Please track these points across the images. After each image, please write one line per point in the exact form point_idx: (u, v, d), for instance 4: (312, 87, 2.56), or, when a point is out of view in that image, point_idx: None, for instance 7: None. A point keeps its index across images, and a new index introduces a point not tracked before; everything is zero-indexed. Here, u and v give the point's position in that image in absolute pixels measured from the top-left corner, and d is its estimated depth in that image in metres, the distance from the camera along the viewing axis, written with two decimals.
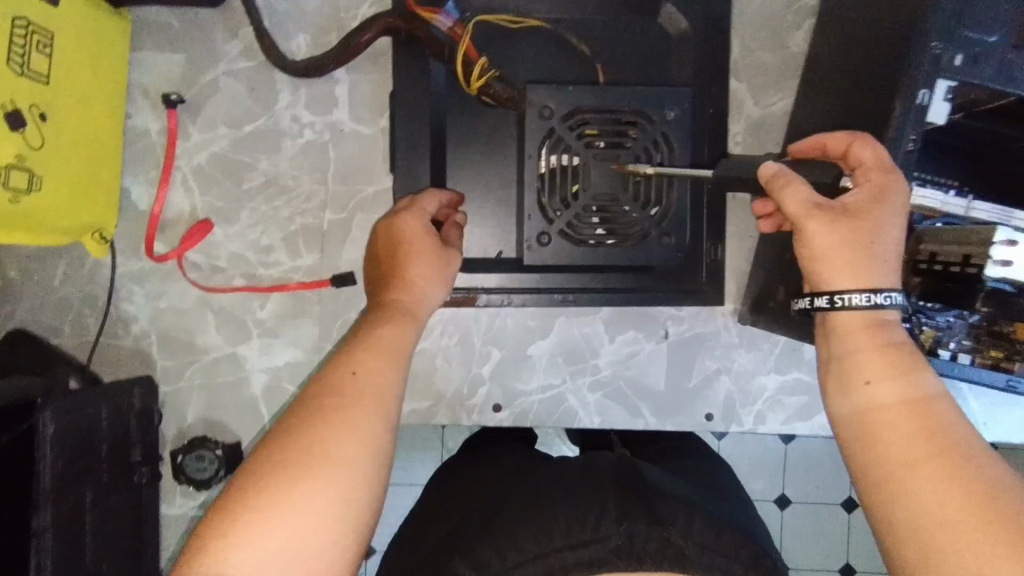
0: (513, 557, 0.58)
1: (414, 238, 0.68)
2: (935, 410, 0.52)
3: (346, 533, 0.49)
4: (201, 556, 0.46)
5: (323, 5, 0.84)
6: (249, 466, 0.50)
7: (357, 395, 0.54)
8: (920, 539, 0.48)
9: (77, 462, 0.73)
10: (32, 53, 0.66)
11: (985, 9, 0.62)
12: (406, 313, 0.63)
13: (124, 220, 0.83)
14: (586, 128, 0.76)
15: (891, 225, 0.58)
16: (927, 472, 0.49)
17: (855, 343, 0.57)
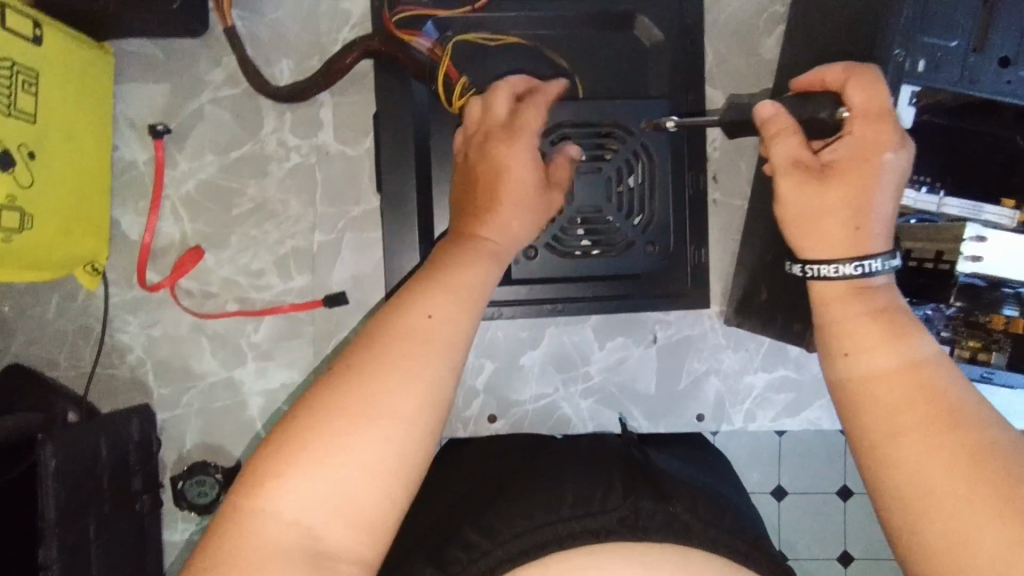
0: (521, 525, 0.62)
1: (518, 170, 0.65)
2: (941, 372, 0.49)
3: (393, 489, 0.51)
4: (259, 489, 0.49)
5: (304, 31, 0.85)
6: (310, 405, 0.51)
7: (423, 344, 0.54)
8: (908, 504, 0.46)
9: (80, 492, 0.73)
10: (19, 93, 0.67)
11: (942, 17, 0.65)
12: (488, 254, 0.62)
13: (116, 250, 0.84)
14: (567, 142, 0.77)
15: (880, 182, 0.55)
16: (924, 437, 0.47)
17: (849, 306, 0.54)
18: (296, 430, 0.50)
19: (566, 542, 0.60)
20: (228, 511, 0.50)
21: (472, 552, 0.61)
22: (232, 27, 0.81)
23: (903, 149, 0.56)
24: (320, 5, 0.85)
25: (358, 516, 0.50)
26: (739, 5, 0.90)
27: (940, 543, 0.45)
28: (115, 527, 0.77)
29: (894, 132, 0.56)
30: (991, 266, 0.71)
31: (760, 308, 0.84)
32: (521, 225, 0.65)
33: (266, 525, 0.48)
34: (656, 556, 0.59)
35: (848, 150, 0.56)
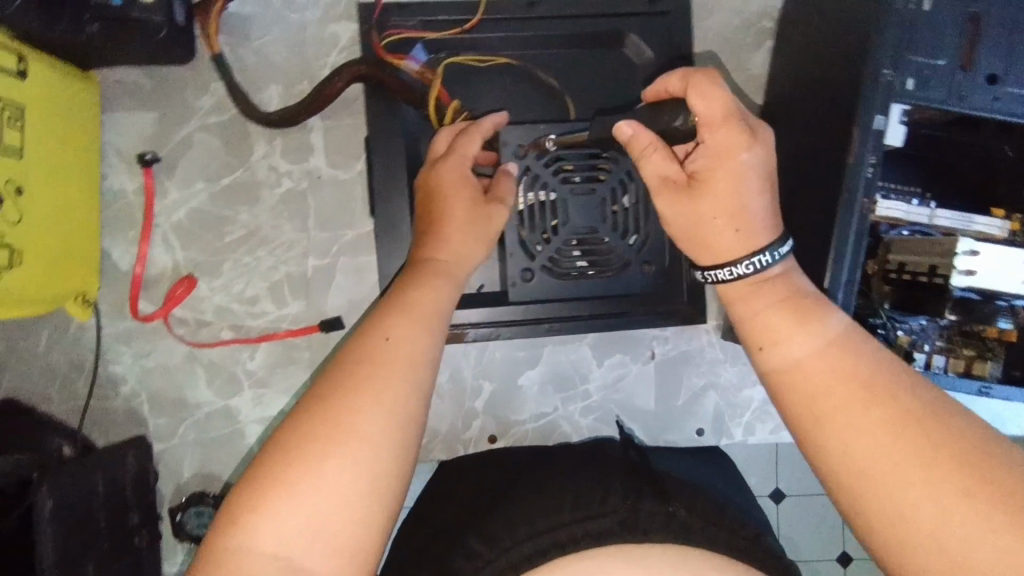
0: (525, 530, 0.64)
1: (455, 190, 0.70)
2: (859, 344, 0.52)
3: (367, 509, 0.52)
4: (237, 523, 0.50)
5: (292, 55, 0.84)
6: (279, 439, 0.53)
7: (384, 365, 0.57)
8: (855, 478, 0.47)
9: (79, 532, 0.71)
10: (5, 129, 0.65)
11: (929, 35, 0.66)
12: (438, 274, 0.66)
13: (107, 281, 0.83)
14: (562, 164, 0.78)
15: (746, 187, 0.58)
16: (858, 408, 0.49)
17: (767, 298, 0.58)
18: (271, 458, 0.52)
19: (569, 547, 0.61)
20: (214, 541, 0.51)
21: (475, 562, 0.63)
22: (219, 53, 0.80)
23: (768, 150, 0.59)
24: (308, 29, 0.84)
25: (336, 540, 0.51)
26: (729, 18, 0.89)
27: (893, 514, 0.45)
28: (113, 565, 0.76)
29: (758, 139, 0.59)
30: (983, 280, 0.71)
31: None
32: (467, 244, 0.69)
33: (246, 557, 0.49)
34: (655, 556, 0.60)
35: (714, 160, 0.59)
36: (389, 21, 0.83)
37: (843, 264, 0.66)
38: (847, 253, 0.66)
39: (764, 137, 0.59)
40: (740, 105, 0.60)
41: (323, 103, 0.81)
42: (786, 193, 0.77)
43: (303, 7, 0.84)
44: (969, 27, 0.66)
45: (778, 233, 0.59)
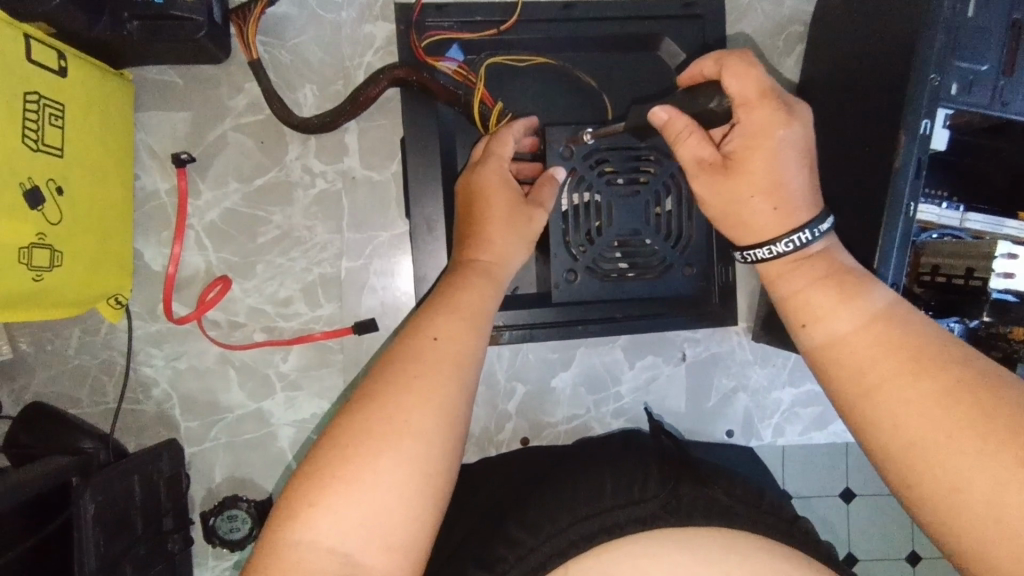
0: (567, 519, 0.61)
1: (498, 189, 0.68)
2: (906, 317, 0.51)
3: (424, 508, 0.48)
4: (292, 521, 0.46)
5: (327, 56, 0.84)
6: (332, 433, 0.49)
7: (437, 362, 0.52)
8: (917, 455, 0.45)
9: (115, 540, 0.71)
10: (46, 127, 0.64)
11: (974, 41, 0.67)
12: (484, 273, 0.63)
13: (139, 282, 0.82)
14: (605, 166, 0.78)
15: (784, 164, 0.57)
16: (903, 380, 0.47)
17: (805, 276, 0.57)
18: (323, 456, 0.48)
19: (614, 531, 0.59)
20: (265, 543, 0.47)
21: (518, 549, 0.60)
22: (256, 58, 0.79)
23: (805, 126, 0.58)
24: (343, 30, 0.84)
25: (393, 539, 0.46)
26: (761, 22, 0.89)
27: (943, 485, 0.44)
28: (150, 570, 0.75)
29: (796, 116, 0.57)
30: (1020, 281, 0.73)
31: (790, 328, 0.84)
32: (508, 237, 0.67)
33: (302, 559, 0.45)
34: (701, 539, 0.58)
35: (749, 143, 0.57)
36: (426, 22, 0.82)
37: (889, 265, 0.68)
38: (893, 254, 0.68)
39: (801, 114, 0.58)
40: (775, 81, 0.58)
41: (362, 106, 0.81)
42: (824, 196, 0.78)
43: (339, 7, 0.84)
44: (1011, 33, 0.68)
45: (817, 211, 0.58)
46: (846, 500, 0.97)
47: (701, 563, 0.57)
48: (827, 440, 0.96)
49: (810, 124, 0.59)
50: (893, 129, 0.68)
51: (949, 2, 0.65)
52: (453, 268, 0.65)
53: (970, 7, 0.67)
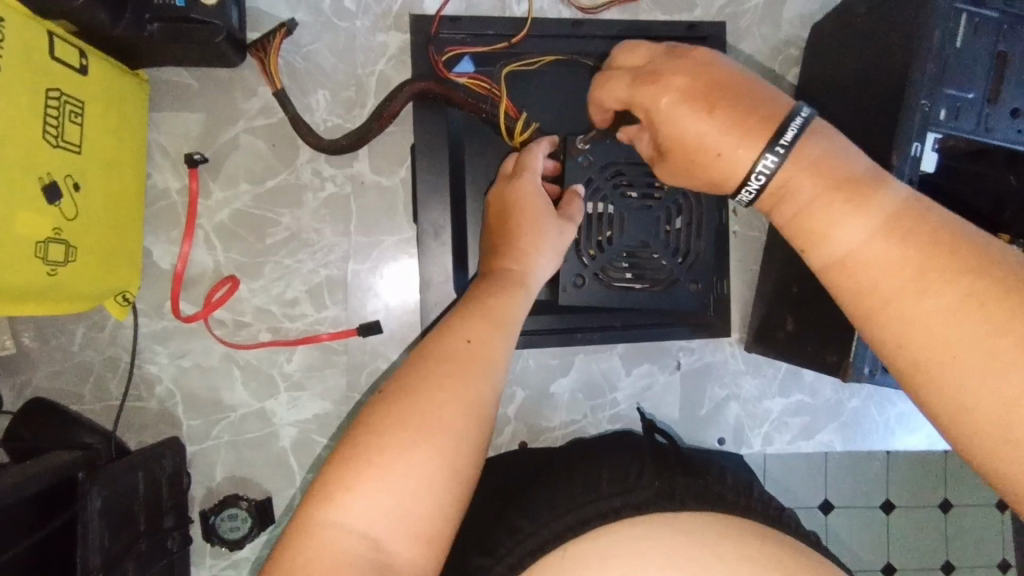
0: (565, 505, 0.61)
1: (532, 206, 0.72)
2: (924, 217, 0.45)
3: (447, 502, 0.47)
4: (325, 504, 0.45)
5: (341, 63, 0.86)
6: (367, 418, 0.48)
7: (468, 361, 0.52)
8: (931, 376, 0.42)
9: (119, 534, 0.71)
10: (66, 124, 0.65)
11: (962, 71, 0.71)
12: (513, 283, 0.65)
13: (147, 280, 0.83)
14: (621, 178, 0.81)
15: (693, 118, 0.51)
16: (912, 297, 0.43)
17: (801, 194, 0.49)
18: (358, 442, 0.46)
19: (611, 516, 0.57)
20: (294, 526, 0.46)
21: (517, 536, 0.60)
22: (280, 89, 0.81)
23: (690, 71, 0.52)
24: (357, 38, 0.86)
25: (422, 529, 0.46)
26: (761, 45, 0.93)
27: (951, 403, 0.41)
28: (150, 567, 0.75)
29: (672, 74, 0.52)
30: None
31: (785, 338, 0.86)
32: (539, 255, 0.70)
33: (331, 541, 0.44)
34: (696, 522, 0.56)
35: (654, 121, 0.54)
36: (441, 36, 0.85)
37: None
38: None
39: (678, 69, 0.52)
40: (652, 56, 0.56)
41: (388, 121, 0.83)
42: None
43: (353, 16, 0.86)
44: (996, 64, 0.72)
45: (776, 124, 0.49)
46: (826, 513, 1.00)
47: (694, 541, 0.54)
48: (815, 449, 0.99)
49: (699, 61, 0.52)
50: (886, 149, 0.72)
51: (940, 32, 0.69)
52: (486, 275, 0.67)
53: (959, 38, 0.71)
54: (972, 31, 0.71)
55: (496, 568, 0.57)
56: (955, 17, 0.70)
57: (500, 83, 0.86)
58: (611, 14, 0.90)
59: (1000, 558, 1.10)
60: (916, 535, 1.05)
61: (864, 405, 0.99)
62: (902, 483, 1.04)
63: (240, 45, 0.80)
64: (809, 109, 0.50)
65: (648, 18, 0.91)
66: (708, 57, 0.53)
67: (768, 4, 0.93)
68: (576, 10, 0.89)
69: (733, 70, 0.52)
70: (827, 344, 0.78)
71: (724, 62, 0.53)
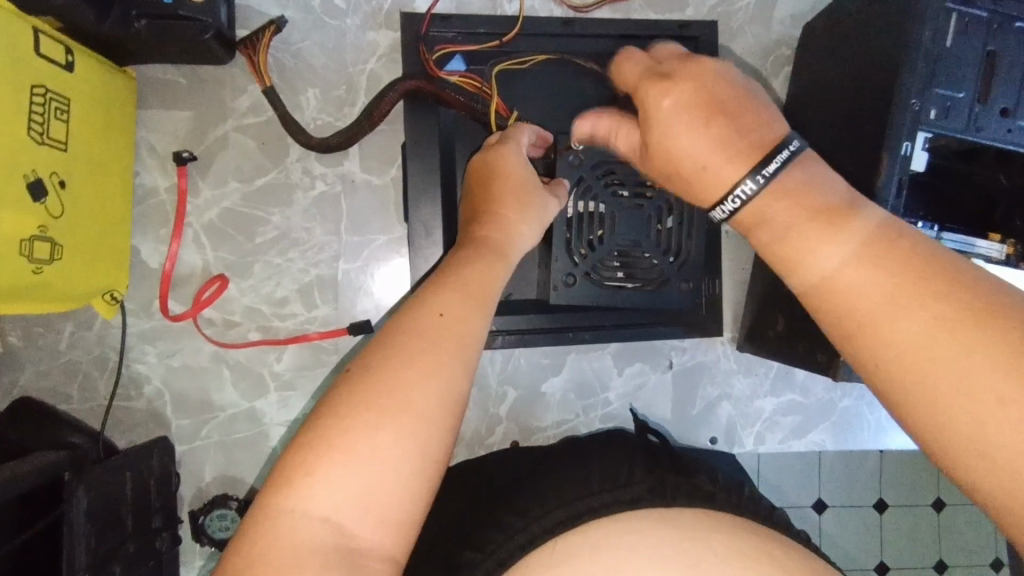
0: (553, 501, 0.61)
1: (515, 176, 0.71)
2: (897, 243, 0.44)
3: (419, 486, 0.46)
4: (287, 489, 0.44)
5: (331, 61, 0.85)
6: (332, 401, 0.47)
7: (440, 340, 0.50)
8: (911, 397, 0.41)
9: (106, 534, 0.70)
10: (51, 121, 0.64)
11: (952, 70, 0.71)
12: (494, 250, 0.63)
13: (135, 279, 0.82)
14: (612, 177, 0.81)
15: (685, 133, 0.50)
16: (885, 321, 0.42)
17: (777, 221, 0.48)
18: (322, 424, 0.46)
19: (601, 511, 0.57)
20: (257, 509, 0.45)
21: (508, 531, 0.59)
22: (269, 86, 0.80)
23: (699, 80, 0.50)
24: (348, 36, 0.85)
25: (389, 514, 0.45)
26: (752, 44, 0.93)
27: (930, 423, 0.40)
28: (139, 568, 0.74)
29: (682, 78, 0.51)
30: None
31: (777, 337, 0.86)
32: (521, 225, 0.67)
33: (294, 527, 0.43)
34: (686, 518, 0.55)
35: (649, 121, 0.52)
36: (432, 34, 0.85)
37: None
38: None
39: (691, 72, 0.51)
40: (673, 58, 0.54)
41: (377, 119, 0.82)
42: None
43: (343, 14, 0.85)
44: (985, 63, 0.72)
45: (767, 149, 0.48)
46: (818, 512, 1.00)
47: (684, 536, 0.53)
48: (807, 448, 0.99)
49: (709, 72, 0.50)
50: (876, 148, 0.72)
51: (929, 32, 0.69)
52: (466, 242, 0.64)
53: (948, 37, 0.71)
54: (962, 30, 0.71)
55: (485, 562, 0.57)
56: (946, 16, 0.70)
57: (491, 83, 0.85)
58: (603, 12, 0.90)
59: (994, 557, 1.10)
60: (909, 533, 1.05)
61: (856, 404, 0.99)
62: (894, 482, 1.04)
63: (229, 43, 0.79)
64: (801, 138, 0.49)
65: (639, 17, 0.91)
66: (716, 70, 0.51)
67: (759, 3, 0.93)
68: (568, 9, 0.89)
69: (735, 85, 0.50)
70: (818, 343, 0.77)
71: (728, 76, 0.51)
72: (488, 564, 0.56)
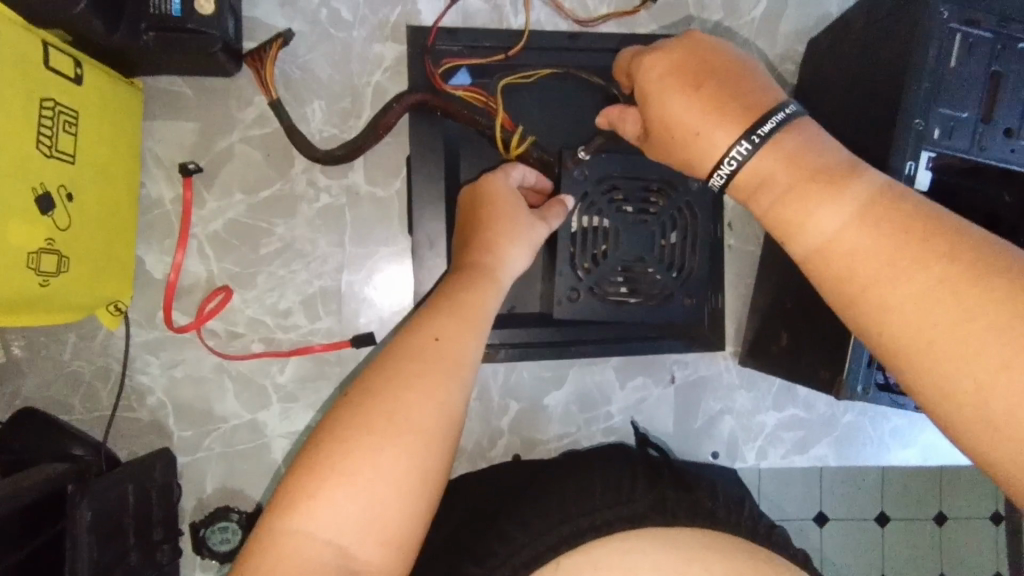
0: (556, 519, 0.60)
1: (505, 199, 0.71)
2: (897, 204, 0.46)
3: (420, 506, 0.46)
4: (289, 512, 0.44)
5: (337, 73, 0.86)
6: (331, 426, 0.47)
7: (436, 360, 0.51)
8: (915, 360, 0.42)
9: (109, 547, 0.70)
10: (60, 133, 0.65)
11: (956, 90, 0.71)
12: (486, 275, 0.63)
13: (139, 289, 0.82)
14: (615, 193, 0.81)
15: (678, 99, 0.52)
16: (887, 283, 0.43)
17: (776, 186, 0.49)
18: (323, 448, 0.46)
19: (604, 529, 0.57)
20: (259, 534, 0.45)
21: (509, 547, 0.58)
22: (275, 99, 0.81)
23: (694, 48, 0.53)
24: (354, 49, 0.86)
25: (389, 534, 0.45)
26: (757, 59, 0.94)
27: (933, 388, 0.41)
28: None
29: (669, 51, 0.54)
30: None
31: (780, 353, 0.86)
32: (514, 249, 0.68)
33: (297, 550, 0.43)
34: (685, 533, 0.56)
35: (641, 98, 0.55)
36: (438, 48, 0.85)
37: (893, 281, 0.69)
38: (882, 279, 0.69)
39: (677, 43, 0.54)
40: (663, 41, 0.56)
41: (382, 132, 0.82)
42: None
43: (350, 27, 0.86)
44: (989, 84, 0.72)
45: (762, 111, 0.50)
46: (819, 524, 1.00)
47: (684, 555, 0.54)
48: (809, 463, 0.98)
49: (698, 43, 0.53)
50: (880, 167, 0.72)
51: (934, 52, 0.69)
52: (456, 269, 0.64)
53: (953, 57, 0.71)
54: (966, 50, 0.71)
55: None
56: (951, 37, 0.70)
57: (497, 96, 0.85)
58: (608, 27, 0.91)
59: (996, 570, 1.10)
60: (908, 546, 1.05)
61: (858, 420, 0.99)
62: (895, 495, 1.03)
63: (236, 55, 0.80)
64: (796, 104, 0.51)
65: (644, 32, 0.91)
66: (715, 41, 0.54)
67: (764, 19, 0.94)
68: (573, 23, 0.89)
69: (721, 48, 0.53)
70: (822, 360, 0.77)
71: (718, 45, 0.53)
72: None
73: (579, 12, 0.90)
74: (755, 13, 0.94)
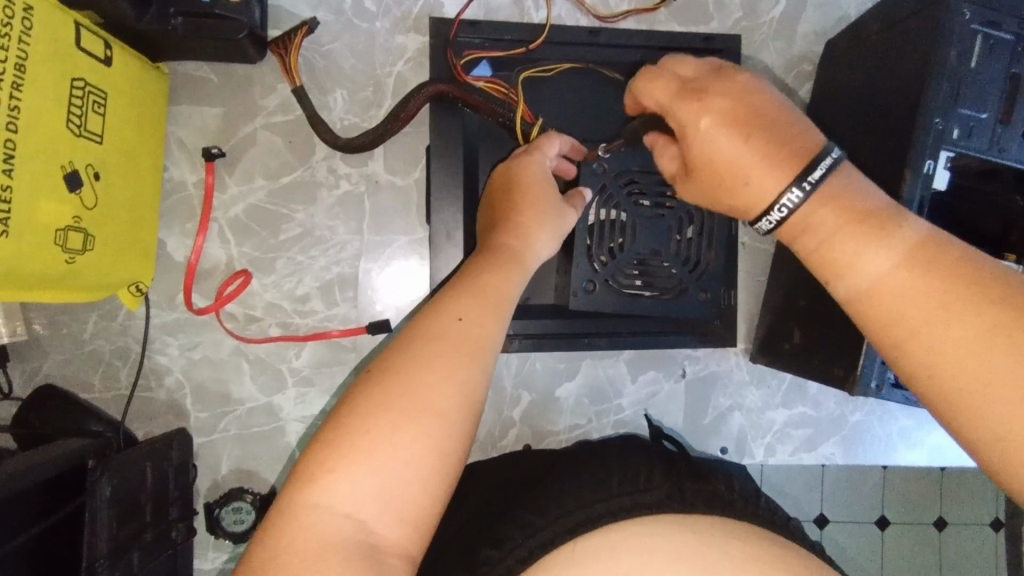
0: (571, 503, 0.61)
1: (540, 181, 0.72)
2: (942, 251, 0.46)
3: (437, 486, 0.47)
4: (308, 485, 0.45)
5: (360, 63, 0.86)
6: (351, 402, 0.48)
7: (458, 341, 0.52)
8: (966, 405, 0.42)
9: (126, 522, 0.71)
10: (89, 114, 0.66)
11: (975, 91, 0.71)
12: (512, 258, 0.63)
13: (160, 271, 0.83)
14: (634, 187, 0.82)
15: (730, 144, 0.51)
16: (937, 329, 0.44)
17: (822, 229, 0.50)
18: (341, 422, 0.47)
19: (622, 513, 0.58)
20: (280, 506, 0.46)
21: (526, 530, 0.59)
22: (299, 86, 0.82)
23: (733, 95, 0.52)
24: (377, 38, 0.87)
25: (406, 511, 0.46)
26: (775, 58, 0.94)
27: (987, 434, 0.42)
28: (154, 557, 0.75)
29: (715, 95, 0.52)
30: None
31: (792, 349, 0.87)
32: (547, 228, 0.69)
33: (317, 523, 0.44)
34: (703, 522, 0.56)
35: (687, 141, 0.54)
36: (460, 40, 0.86)
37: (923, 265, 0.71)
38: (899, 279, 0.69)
39: (721, 88, 0.53)
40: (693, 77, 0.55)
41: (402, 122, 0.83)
42: None
43: (373, 17, 0.87)
44: (1009, 86, 0.72)
45: (807, 158, 0.50)
46: (820, 524, 1.02)
47: (703, 540, 0.54)
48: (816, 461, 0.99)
49: (740, 87, 0.52)
50: (898, 167, 0.72)
51: (954, 53, 0.70)
52: (483, 249, 0.65)
53: (973, 58, 0.71)
54: (986, 52, 0.71)
55: (506, 558, 0.57)
56: (972, 38, 0.71)
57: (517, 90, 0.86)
58: (628, 23, 0.91)
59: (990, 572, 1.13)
60: (908, 550, 1.08)
61: (867, 420, 1.00)
62: (895, 499, 1.06)
63: (261, 43, 0.81)
64: (838, 148, 0.52)
65: (664, 29, 0.92)
66: (748, 82, 0.53)
67: (783, 18, 0.94)
68: (593, 18, 0.90)
69: (761, 91, 0.53)
70: (835, 357, 0.78)
71: (760, 87, 0.53)
72: (508, 561, 0.56)
73: (600, 9, 0.91)
74: (775, 12, 0.94)
